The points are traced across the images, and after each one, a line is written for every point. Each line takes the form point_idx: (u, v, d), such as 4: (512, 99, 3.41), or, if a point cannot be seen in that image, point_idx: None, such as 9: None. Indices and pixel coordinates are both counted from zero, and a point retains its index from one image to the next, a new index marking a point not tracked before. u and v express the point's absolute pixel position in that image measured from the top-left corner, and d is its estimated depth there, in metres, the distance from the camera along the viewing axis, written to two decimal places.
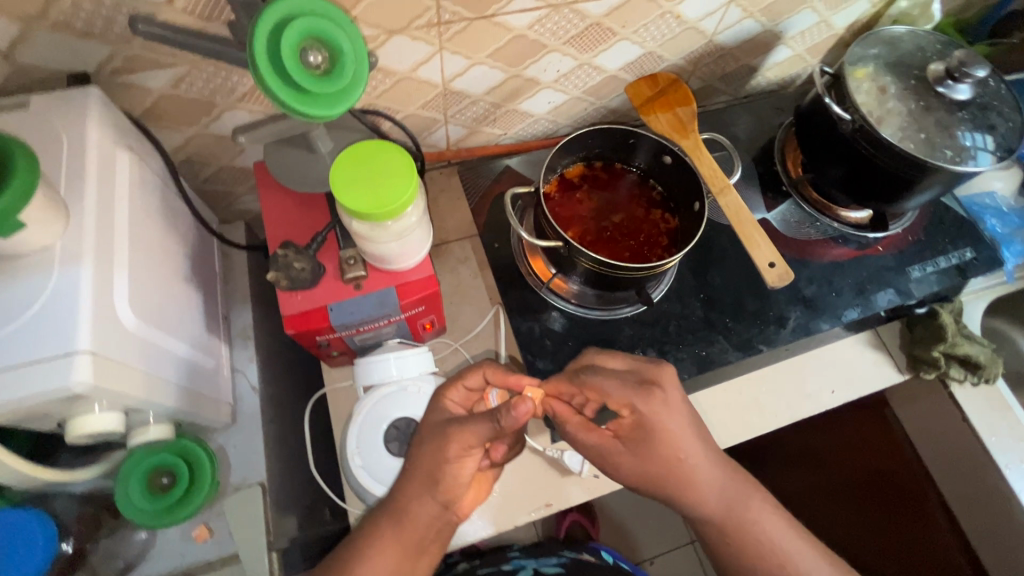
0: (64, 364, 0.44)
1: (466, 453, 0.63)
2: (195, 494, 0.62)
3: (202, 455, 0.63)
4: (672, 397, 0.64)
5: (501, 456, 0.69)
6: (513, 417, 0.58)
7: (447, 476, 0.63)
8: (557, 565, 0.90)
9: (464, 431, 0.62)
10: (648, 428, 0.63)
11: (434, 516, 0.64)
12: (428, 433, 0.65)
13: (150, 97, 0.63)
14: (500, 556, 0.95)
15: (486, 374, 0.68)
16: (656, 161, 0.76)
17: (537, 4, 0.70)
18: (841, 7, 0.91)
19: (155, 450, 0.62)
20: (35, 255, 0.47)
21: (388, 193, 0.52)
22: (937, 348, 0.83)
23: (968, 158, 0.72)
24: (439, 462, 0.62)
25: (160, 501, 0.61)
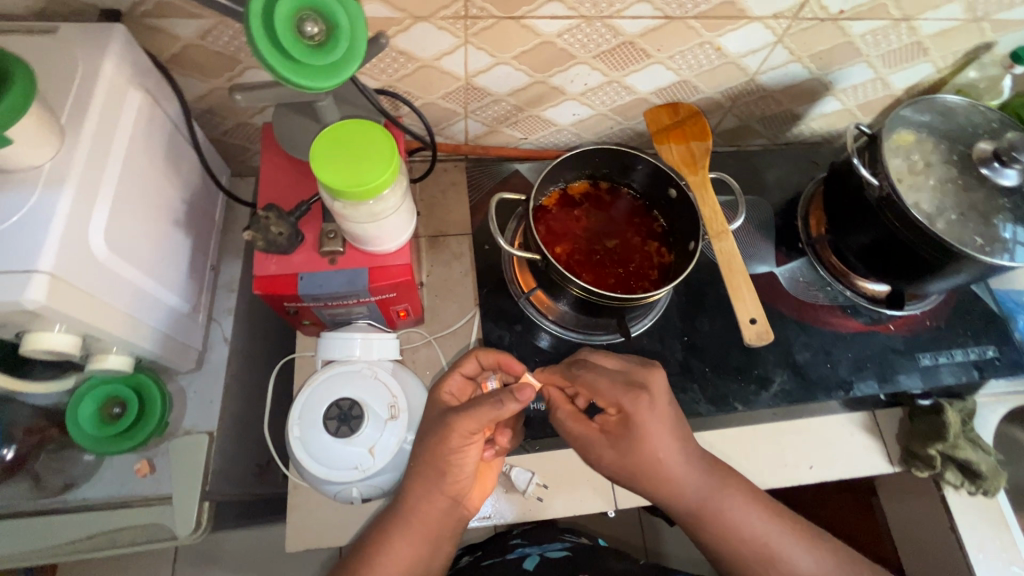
0: (23, 279, 0.46)
1: (468, 443, 0.62)
2: (114, 445, 0.64)
3: (146, 427, 0.65)
4: (651, 414, 0.61)
5: (506, 441, 0.70)
6: (519, 401, 0.59)
7: (453, 467, 0.62)
8: (562, 549, 0.79)
9: (464, 419, 0.60)
10: (622, 433, 0.62)
11: (446, 509, 0.64)
12: (429, 425, 0.64)
13: (176, 44, 0.65)
14: (500, 545, 0.84)
15: (479, 358, 0.68)
16: (661, 191, 0.74)
17: (569, 13, 0.68)
18: (900, 67, 0.86)
19: (111, 381, 0.66)
20: (23, 173, 0.49)
21: (369, 173, 0.52)
22: (936, 447, 0.76)
23: (1000, 250, 0.66)
24: (443, 453, 0.62)
25: (96, 425, 0.64)
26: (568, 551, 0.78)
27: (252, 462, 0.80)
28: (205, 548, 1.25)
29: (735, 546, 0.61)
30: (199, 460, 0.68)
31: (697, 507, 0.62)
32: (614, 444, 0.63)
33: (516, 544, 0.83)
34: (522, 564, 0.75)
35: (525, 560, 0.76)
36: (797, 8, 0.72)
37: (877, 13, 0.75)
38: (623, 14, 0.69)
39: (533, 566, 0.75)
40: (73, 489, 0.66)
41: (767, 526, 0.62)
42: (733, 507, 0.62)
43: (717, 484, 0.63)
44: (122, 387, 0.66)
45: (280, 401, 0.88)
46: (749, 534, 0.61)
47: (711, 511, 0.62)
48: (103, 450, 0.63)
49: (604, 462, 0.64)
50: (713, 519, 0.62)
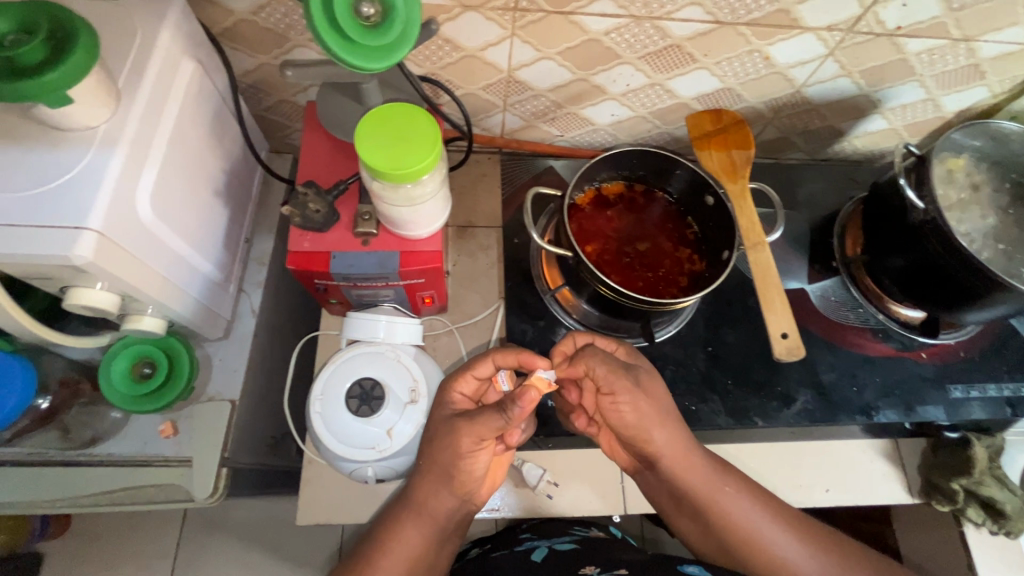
0: (73, 236, 0.47)
1: (479, 448, 0.62)
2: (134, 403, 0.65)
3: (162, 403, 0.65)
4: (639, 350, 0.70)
5: (518, 440, 0.66)
6: (518, 408, 0.56)
7: (462, 471, 0.63)
8: (570, 542, 0.78)
9: (473, 428, 0.60)
10: (640, 358, 0.68)
11: (455, 505, 0.66)
12: (439, 427, 0.65)
13: (230, 18, 0.66)
14: (510, 538, 0.84)
15: (495, 359, 0.66)
16: (697, 198, 0.73)
17: (618, 12, 0.68)
18: (954, 89, 0.83)
19: (144, 341, 0.67)
20: (79, 132, 0.51)
21: (409, 156, 0.53)
22: (959, 481, 0.75)
23: None
24: (454, 459, 0.62)
25: (127, 381, 0.66)
26: (577, 544, 0.77)
27: (268, 433, 0.82)
28: (213, 514, 1.28)
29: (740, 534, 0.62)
30: (219, 425, 0.70)
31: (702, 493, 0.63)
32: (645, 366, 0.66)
33: (526, 537, 0.82)
34: (529, 557, 0.75)
35: (533, 552, 0.76)
36: (853, 20, 0.70)
37: (935, 32, 0.73)
38: (674, 16, 0.69)
39: (540, 557, 0.74)
40: (99, 443, 0.68)
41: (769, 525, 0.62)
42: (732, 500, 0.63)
43: (719, 475, 0.64)
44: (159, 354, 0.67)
45: (299, 376, 0.89)
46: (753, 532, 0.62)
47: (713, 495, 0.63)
48: (130, 407, 0.65)
49: (651, 392, 0.63)
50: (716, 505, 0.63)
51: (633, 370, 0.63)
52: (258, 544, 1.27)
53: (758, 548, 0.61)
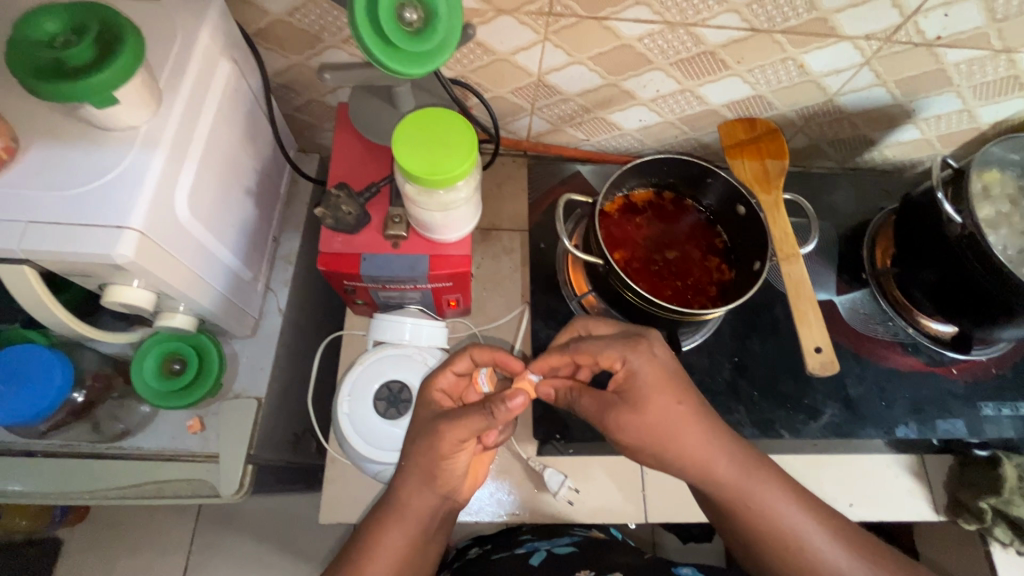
0: (115, 234, 0.48)
1: (459, 449, 0.61)
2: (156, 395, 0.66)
3: (179, 402, 0.66)
4: (655, 359, 0.60)
5: (495, 440, 0.66)
6: (509, 409, 0.57)
7: (444, 471, 0.63)
8: (569, 545, 0.78)
9: (454, 429, 0.60)
10: (633, 385, 0.60)
11: (436, 505, 0.65)
12: (421, 428, 0.64)
13: (265, 18, 0.66)
14: (510, 539, 0.84)
15: (472, 356, 0.66)
16: (728, 207, 0.72)
17: (653, 18, 0.67)
18: (992, 100, 0.81)
19: (175, 336, 0.68)
20: (122, 132, 0.51)
21: (446, 162, 0.53)
22: (987, 500, 0.73)
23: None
24: (435, 459, 0.61)
25: (155, 373, 0.67)
26: (575, 548, 0.77)
27: (292, 431, 0.83)
28: (229, 509, 1.29)
29: (776, 534, 0.58)
30: (246, 423, 0.70)
31: (732, 491, 0.59)
32: (630, 399, 0.59)
33: (526, 539, 0.82)
34: (527, 561, 0.75)
35: (532, 556, 0.76)
36: (892, 30, 0.69)
37: (976, 43, 0.71)
38: (709, 22, 0.68)
39: (538, 562, 0.75)
40: (128, 437, 0.69)
41: (808, 523, 0.58)
42: (771, 501, 0.59)
43: (751, 472, 0.60)
44: (188, 351, 0.68)
45: (321, 375, 0.90)
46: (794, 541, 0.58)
47: (745, 494, 0.59)
48: (151, 398, 0.66)
49: (629, 430, 0.59)
50: (750, 502, 0.59)
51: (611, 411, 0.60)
52: (272, 540, 1.28)
53: (793, 547, 0.58)
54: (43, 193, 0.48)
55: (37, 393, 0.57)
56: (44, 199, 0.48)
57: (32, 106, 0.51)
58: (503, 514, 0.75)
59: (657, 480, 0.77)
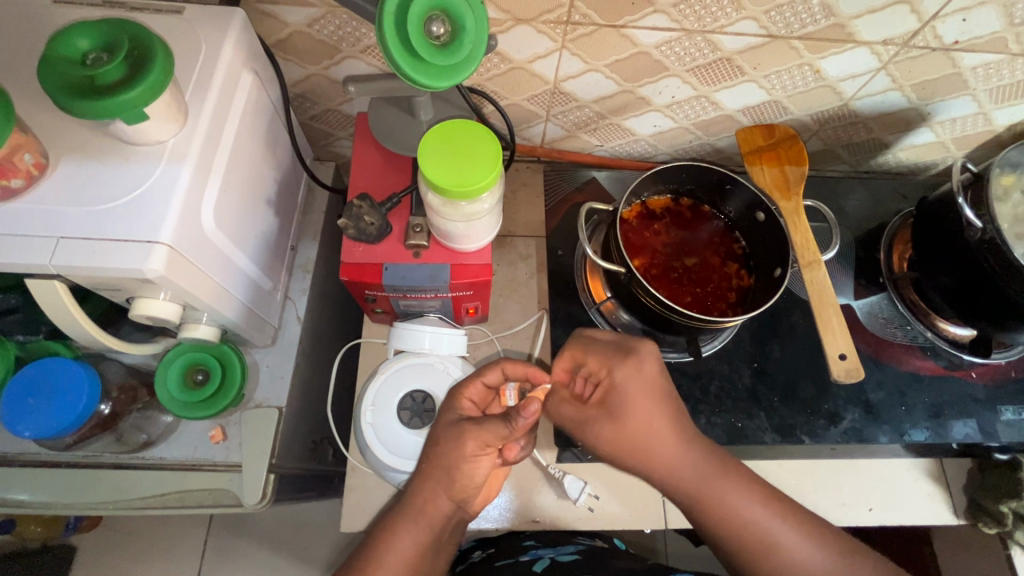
0: (145, 249, 0.48)
1: (482, 453, 0.63)
2: (183, 407, 0.66)
3: (205, 410, 0.66)
4: (636, 376, 0.62)
5: (517, 455, 0.66)
6: (524, 419, 0.60)
7: (463, 475, 0.63)
8: (574, 554, 0.76)
9: (480, 432, 0.62)
10: (617, 400, 0.62)
11: (450, 511, 0.65)
12: (443, 431, 0.65)
13: (285, 29, 0.67)
14: (513, 543, 0.80)
15: (505, 369, 0.67)
16: (747, 213, 0.73)
17: (670, 25, 0.67)
18: (1008, 102, 0.81)
19: (200, 347, 0.69)
20: (149, 147, 0.52)
21: (471, 174, 0.53)
22: (1009, 504, 0.73)
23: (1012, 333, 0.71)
24: (457, 462, 0.63)
25: (180, 388, 0.67)
26: (579, 556, 0.75)
27: (311, 439, 0.83)
28: (240, 518, 1.30)
29: (744, 534, 0.57)
30: (268, 434, 0.70)
31: (697, 489, 0.59)
32: (613, 415, 0.61)
33: (529, 545, 0.79)
34: (532, 568, 0.73)
35: (536, 563, 0.74)
36: (910, 35, 0.69)
37: (994, 47, 0.71)
38: (726, 29, 0.68)
39: (543, 569, 0.73)
40: (151, 448, 0.69)
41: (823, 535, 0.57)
42: (773, 510, 0.58)
43: (714, 467, 0.59)
44: (211, 363, 0.68)
45: (339, 382, 0.90)
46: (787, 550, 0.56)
47: (711, 491, 0.58)
48: (178, 411, 0.66)
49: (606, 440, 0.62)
50: (716, 499, 0.58)
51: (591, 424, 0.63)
52: (285, 548, 1.28)
53: (763, 547, 0.57)
54: (74, 209, 0.49)
55: (63, 412, 0.57)
56: (75, 215, 0.49)
57: (63, 123, 0.52)
58: (521, 520, 0.75)
59: None
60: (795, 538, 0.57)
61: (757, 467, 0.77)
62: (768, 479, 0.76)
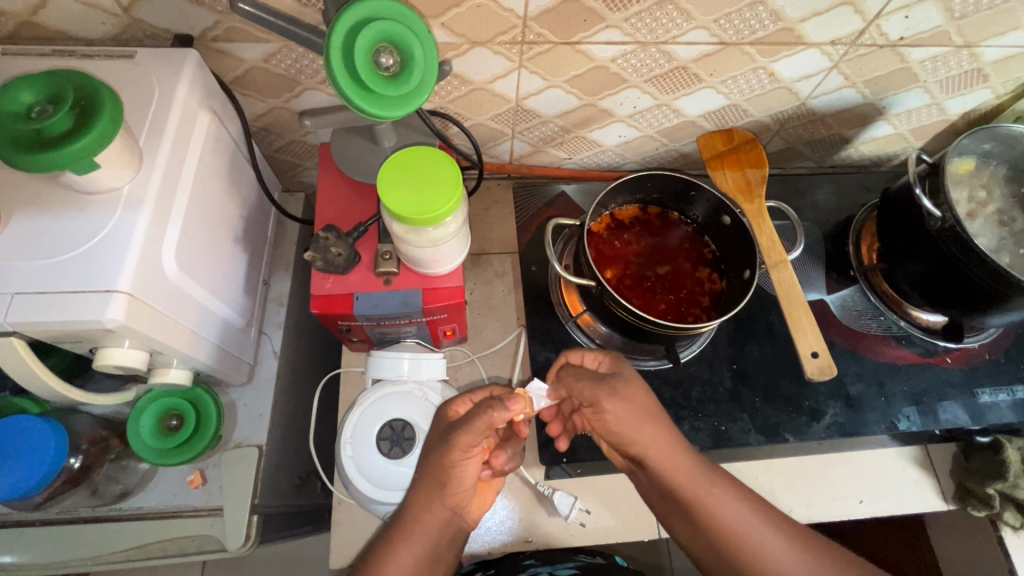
0: (104, 299, 0.47)
1: (469, 456, 0.62)
2: (140, 439, 0.65)
3: (153, 455, 0.65)
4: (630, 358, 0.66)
5: (504, 464, 0.68)
6: (510, 411, 0.60)
7: (454, 480, 0.63)
8: (573, 569, 0.76)
9: (464, 433, 0.61)
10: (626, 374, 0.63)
11: (446, 521, 0.63)
12: (433, 441, 0.65)
13: (242, 66, 0.67)
14: (513, 564, 0.79)
15: (492, 391, 0.67)
16: (714, 217, 0.73)
17: (624, 39, 0.68)
18: (958, 92, 0.84)
19: (190, 394, 0.68)
20: (105, 195, 0.51)
21: (433, 201, 0.53)
22: (994, 486, 0.73)
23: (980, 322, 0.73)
24: (445, 465, 0.62)
25: (154, 421, 0.66)
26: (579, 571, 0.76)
27: (296, 475, 0.82)
28: (235, 559, 1.27)
29: (729, 535, 0.57)
30: (248, 474, 0.69)
31: (691, 487, 0.59)
32: (627, 375, 0.62)
33: (529, 564, 0.79)
34: None
35: None
36: (856, 34, 0.71)
37: (938, 40, 0.73)
38: (679, 40, 0.69)
39: None
40: (128, 497, 0.68)
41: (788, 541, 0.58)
42: (740, 510, 0.58)
43: (704, 469, 0.60)
44: (188, 416, 0.67)
45: (320, 415, 0.89)
46: (768, 547, 0.57)
47: (705, 491, 0.59)
48: (136, 443, 0.64)
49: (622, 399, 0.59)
50: (705, 498, 0.58)
51: (606, 382, 0.61)
52: None
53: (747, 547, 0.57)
54: (29, 263, 0.48)
55: (21, 473, 0.55)
56: (30, 269, 0.48)
57: (13, 177, 0.51)
58: (514, 540, 0.73)
59: None
60: (779, 545, 0.57)
61: (745, 469, 0.77)
62: (758, 481, 0.76)
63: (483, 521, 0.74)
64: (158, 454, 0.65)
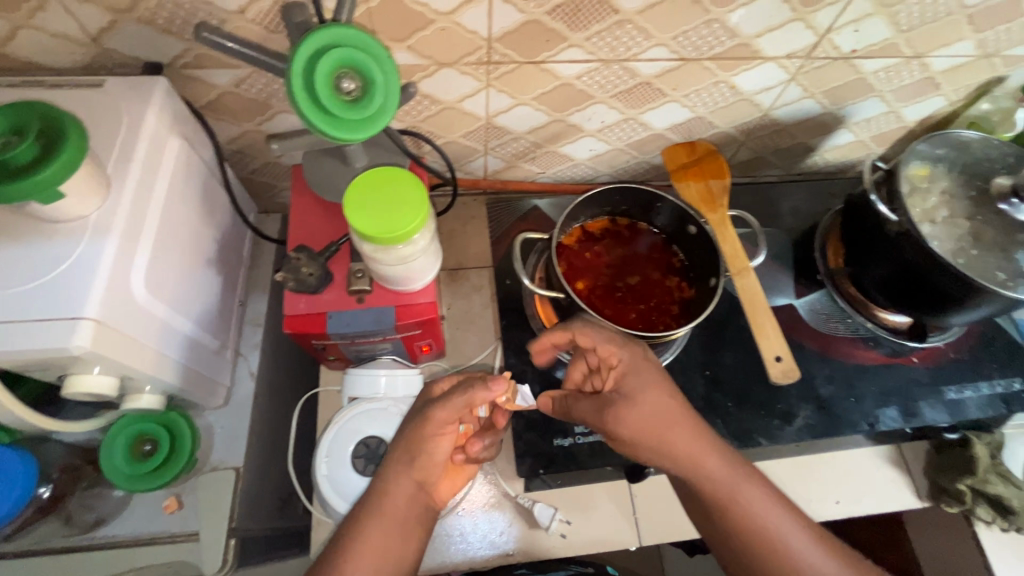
0: (70, 326, 0.48)
1: (443, 433, 0.63)
2: (110, 454, 0.64)
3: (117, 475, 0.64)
4: (645, 358, 0.63)
5: (478, 452, 0.71)
6: (490, 392, 0.61)
7: (425, 454, 0.63)
8: None
9: (442, 408, 0.62)
10: (629, 385, 0.61)
11: (413, 496, 0.63)
12: (411, 415, 0.66)
13: (213, 91, 0.68)
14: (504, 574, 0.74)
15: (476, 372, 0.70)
16: (681, 227, 0.75)
17: (587, 57, 0.70)
18: (913, 100, 0.87)
19: (168, 423, 0.67)
20: (73, 224, 0.52)
21: (399, 220, 0.54)
22: (965, 481, 0.75)
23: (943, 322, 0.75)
24: (417, 437, 0.63)
25: (129, 441, 0.65)
26: None
27: (275, 497, 0.81)
28: None
29: (756, 531, 0.56)
30: (225, 498, 0.68)
31: (721, 486, 0.57)
32: (628, 393, 0.61)
33: None
34: None
35: None
36: (810, 47, 0.74)
37: (889, 52, 0.76)
38: (641, 57, 0.72)
39: None
40: (103, 525, 0.66)
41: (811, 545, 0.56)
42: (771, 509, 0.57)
43: (734, 464, 0.59)
44: (161, 445, 0.66)
45: (300, 435, 0.88)
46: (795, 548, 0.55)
47: (732, 489, 0.57)
48: (105, 460, 0.64)
49: (626, 425, 0.59)
50: (734, 497, 0.57)
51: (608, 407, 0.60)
52: None
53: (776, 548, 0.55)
54: None
55: None
56: None
57: None
58: (496, 553, 0.73)
59: (647, 502, 0.77)
60: (803, 541, 0.56)
61: None
62: None
63: (467, 536, 0.73)
64: (122, 475, 0.64)
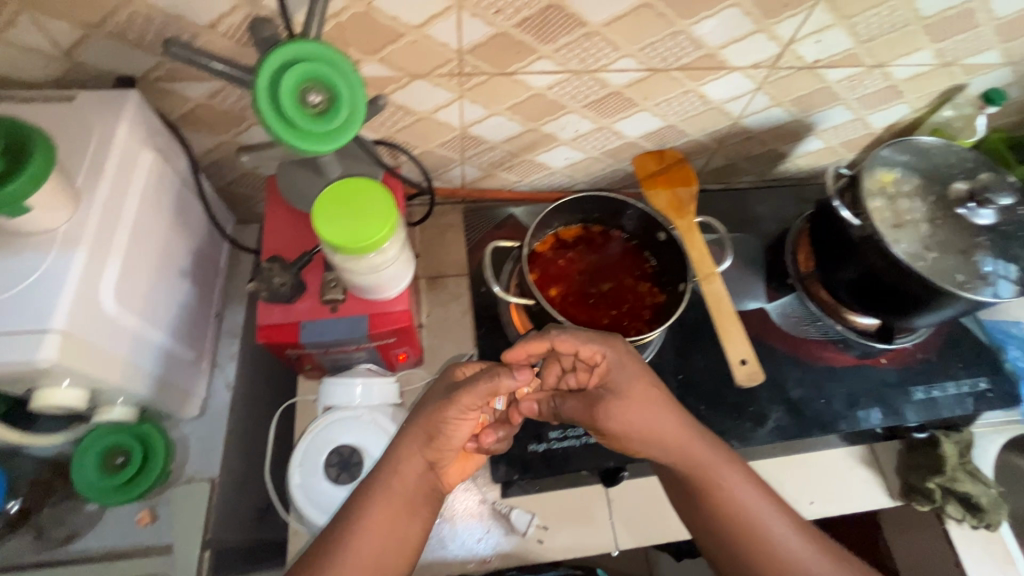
0: (36, 338, 0.48)
1: (464, 417, 0.60)
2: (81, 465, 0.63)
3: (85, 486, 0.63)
4: (626, 354, 0.62)
5: (492, 442, 0.66)
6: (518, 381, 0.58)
7: (443, 436, 0.61)
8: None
9: (467, 394, 0.59)
10: (614, 381, 0.61)
11: (421, 476, 0.62)
12: (433, 393, 0.64)
13: (187, 103, 0.68)
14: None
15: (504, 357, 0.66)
16: (652, 233, 0.77)
17: (557, 69, 0.72)
18: (878, 108, 0.89)
19: (141, 439, 0.66)
20: (40, 238, 0.52)
21: (367, 229, 0.55)
22: (934, 480, 0.76)
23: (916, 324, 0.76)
24: (438, 418, 0.60)
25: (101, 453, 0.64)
26: None
27: (252, 508, 0.81)
28: None
29: (739, 518, 0.59)
30: (200, 509, 0.68)
31: (708, 472, 0.60)
32: (615, 389, 0.61)
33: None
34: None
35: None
36: (775, 58, 0.76)
37: (851, 62, 0.79)
38: (610, 68, 0.73)
39: None
40: (75, 540, 0.66)
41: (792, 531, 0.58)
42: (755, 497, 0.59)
43: (721, 453, 0.61)
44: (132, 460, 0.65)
45: (279, 445, 0.88)
46: (777, 534, 0.58)
47: (717, 479, 0.60)
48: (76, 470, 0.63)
49: (618, 420, 0.61)
50: (719, 484, 0.60)
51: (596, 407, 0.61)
52: None
53: (757, 536, 0.58)
54: None
55: None
56: None
57: None
58: (474, 560, 0.74)
59: (624, 506, 0.78)
60: (783, 528, 0.58)
61: None
62: None
63: (445, 543, 0.74)
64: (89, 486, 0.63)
